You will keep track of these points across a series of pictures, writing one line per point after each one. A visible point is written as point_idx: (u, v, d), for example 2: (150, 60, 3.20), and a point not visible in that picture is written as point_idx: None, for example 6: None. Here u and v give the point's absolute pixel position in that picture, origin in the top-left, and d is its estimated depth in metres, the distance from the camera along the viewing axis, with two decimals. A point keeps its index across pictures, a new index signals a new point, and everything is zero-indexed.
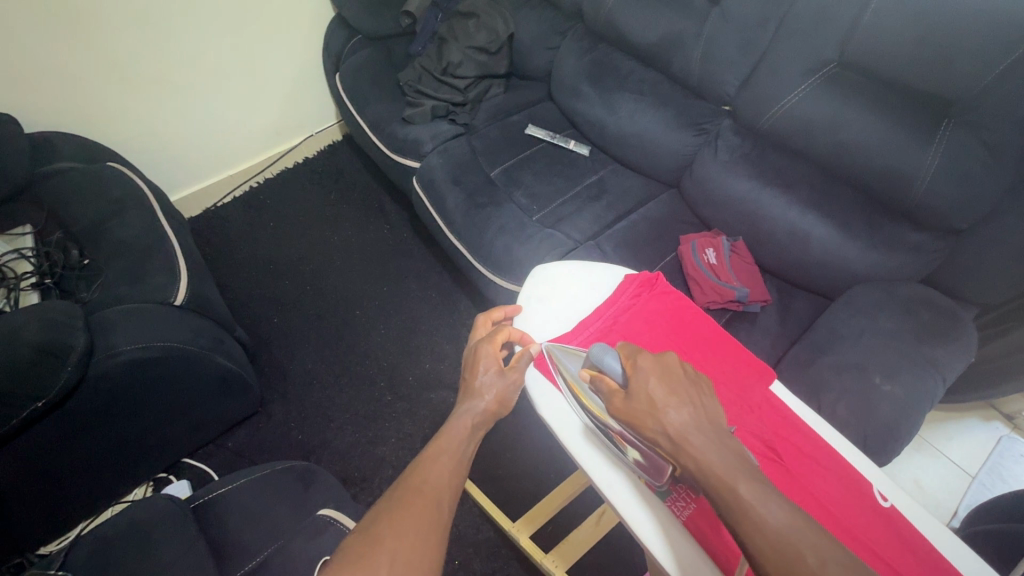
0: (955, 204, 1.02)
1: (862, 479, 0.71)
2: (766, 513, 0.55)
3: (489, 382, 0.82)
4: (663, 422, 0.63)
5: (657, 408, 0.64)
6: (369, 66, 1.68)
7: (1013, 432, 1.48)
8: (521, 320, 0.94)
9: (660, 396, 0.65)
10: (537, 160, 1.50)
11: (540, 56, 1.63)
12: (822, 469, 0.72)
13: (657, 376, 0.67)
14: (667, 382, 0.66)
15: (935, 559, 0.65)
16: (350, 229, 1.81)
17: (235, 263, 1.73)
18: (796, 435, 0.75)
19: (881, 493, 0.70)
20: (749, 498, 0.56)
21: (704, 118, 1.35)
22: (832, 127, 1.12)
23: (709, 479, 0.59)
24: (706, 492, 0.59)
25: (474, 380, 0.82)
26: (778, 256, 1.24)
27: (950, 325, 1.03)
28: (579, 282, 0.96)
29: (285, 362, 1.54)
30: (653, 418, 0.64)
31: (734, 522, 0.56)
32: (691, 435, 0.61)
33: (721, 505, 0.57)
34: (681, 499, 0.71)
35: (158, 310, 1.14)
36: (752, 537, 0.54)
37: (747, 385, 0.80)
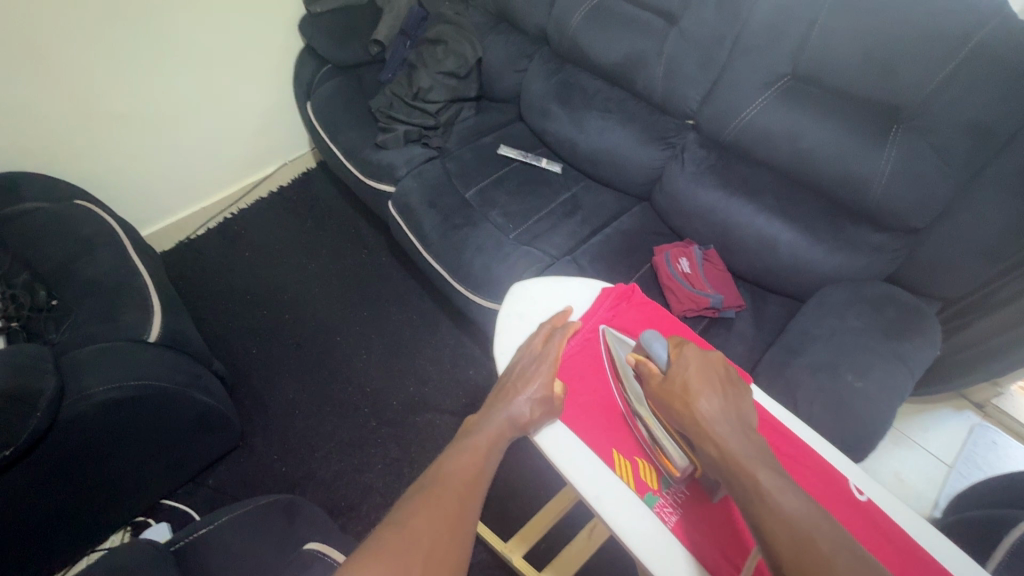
0: (911, 205, 1.07)
1: (838, 474, 0.73)
2: (780, 500, 0.57)
3: (532, 399, 0.77)
4: (694, 407, 0.68)
5: (690, 393, 0.69)
6: (340, 94, 1.69)
7: (983, 420, 1.53)
8: (499, 334, 0.94)
9: (696, 383, 0.70)
10: (510, 179, 1.53)
11: (509, 79, 1.67)
12: (799, 466, 0.74)
13: (696, 366, 0.73)
14: (705, 371, 0.72)
15: (912, 546, 0.67)
16: (327, 255, 1.81)
17: (211, 295, 1.70)
18: (775, 436, 0.77)
19: (856, 487, 0.72)
20: (764, 484, 0.59)
21: (670, 132, 1.39)
22: (792, 136, 1.17)
23: (729, 463, 0.63)
24: (727, 476, 0.63)
25: (518, 391, 0.79)
26: (749, 262, 1.28)
27: (915, 320, 1.07)
28: (558, 296, 0.97)
29: (265, 394, 1.51)
30: (684, 401, 0.69)
31: (748, 506, 0.59)
32: (717, 423, 0.66)
33: (738, 488, 0.61)
34: (669, 505, 0.72)
35: (130, 347, 1.11)
36: (763, 519, 0.57)
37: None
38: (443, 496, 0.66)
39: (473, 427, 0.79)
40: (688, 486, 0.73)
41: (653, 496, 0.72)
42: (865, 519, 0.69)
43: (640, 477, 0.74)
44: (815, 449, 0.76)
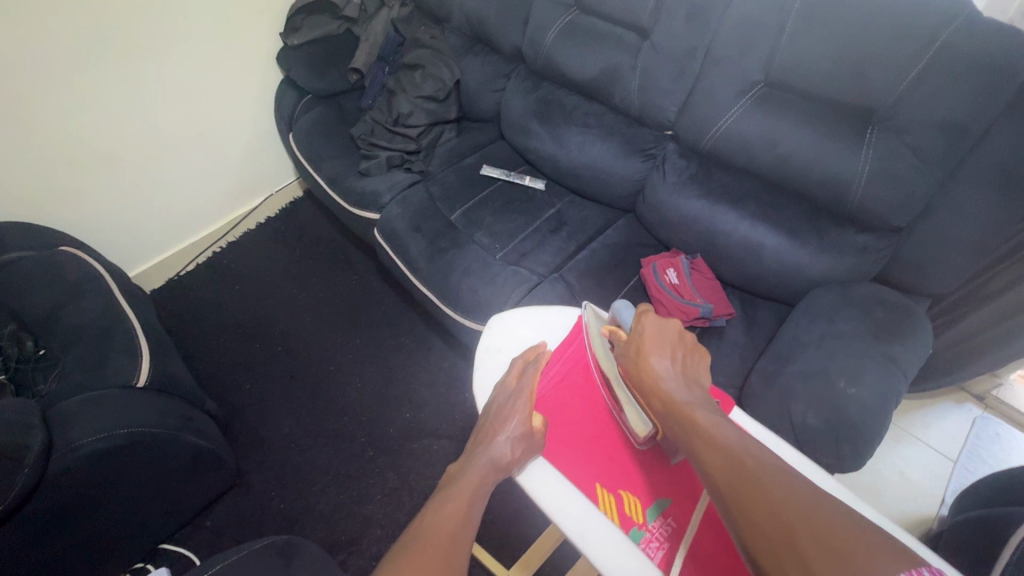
0: (891, 205, 1.07)
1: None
2: (718, 434, 0.61)
3: (511, 439, 0.77)
4: (648, 364, 0.73)
5: (644, 352, 0.74)
6: (321, 123, 1.70)
7: (985, 412, 1.52)
8: (478, 371, 0.93)
9: (651, 344, 0.75)
10: (494, 198, 1.53)
11: (487, 98, 1.68)
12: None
13: (653, 328, 0.77)
14: (661, 332, 0.76)
15: None
16: (317, 284, 1.80)
17: (203, 332, 1.70)
18: None
19: None
20: (704, 423, 0.63)
21: (650, 144, 1.39)
22: (769, 142, 1.17)
23: (674, 409, 0.67)
24: (673, 422, 0.67)
25: (498, 431, 0.78)
26: (736, 269, 1.28)
27: (904, 320, 1.06)
28: (536, 326, 0.97)
29: (260, 428, 1.50)
30: (640, 359, 0.74)
31: (690, 443, 0.63)
32: (664, 378, 0.71)
33: (681, 429, 0.65)
34: (655, 540, 0.71)
35: (116, 395, 1.09)
36: (702, 452, 0.61)
37: None
38: (425, 550, 0.65)
39: (456, 478, 0.78)
40: (671, 519, 0.73)
41: (639, 532, 0.71)
42: None
43: (625, 512, 0.74)
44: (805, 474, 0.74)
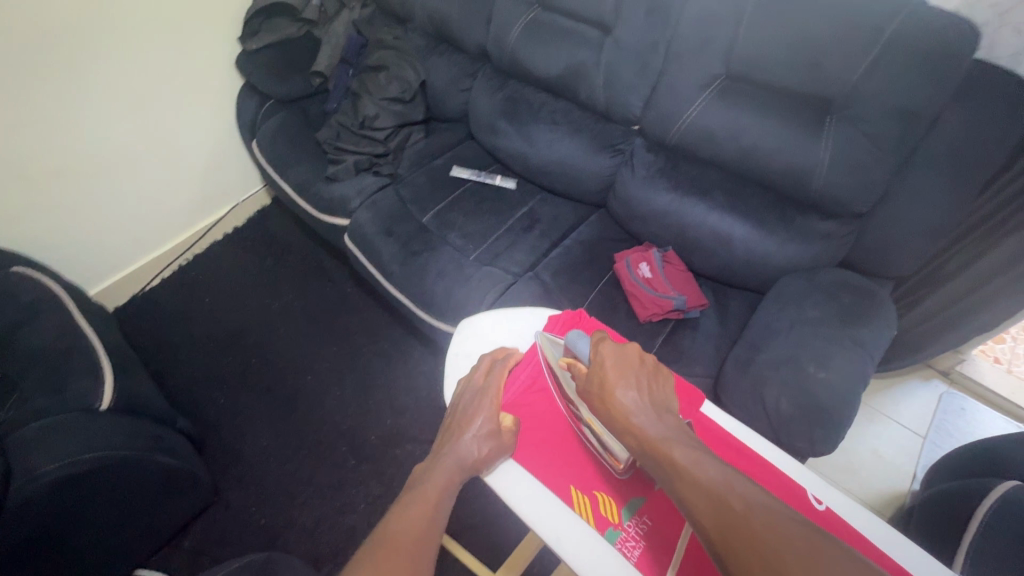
0: (852, 192, 1.09)
1: (796, 485, 0.73)
2: (698, 473, 0.59)
3: (479, 437, 0.77)
4: (614, 401, 0.70)
5: (608, 388, 0.71)
6: (285, 129, 1.66)
7: (950, 387, 1.57)
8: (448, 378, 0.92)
9: (614, 376, 0.72)
10: (466, 199, 1.52)
11: (455, 98, 1.66)
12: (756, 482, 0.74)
13: (612, 357, 0.75)
14: (619, 360, 0.74)
15: (870, 548, 0.68)
16: (288, 293, 1.77)
17: (171, 348, 1.65)
18: (730, 452, 0.77)
19: (815, 496, 0.72)
20: (683, 461, 0.61)
21: (618, 139, 1.39)
22: (732, 134, 1.19)
23: (649, 448, 0.65)
24: (650, 462, 0.65)
25: (466, 429, 0.79)
26: (708, 260, 1.29)
27: (869, 303, 1.09)
28: (505, 331, 0.96)
29: (236, 443, 1.46)
30: (605, 396, 0.71)
31: (671, 486, 0.61)
32: (633, 412, 0.68)
33: (661, 471, 0.63)
34: (631, 539, 0.71)
35: (76, 420, 1.04)
36: (688, 497, 0.58)
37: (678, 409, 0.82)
38: (392, 549, 0.63)
39: (419, 480, 0.76)
40: (646, 516, 0.73)
41: (614, 532, 0.72)
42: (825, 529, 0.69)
43: (599, 512, 0.74)
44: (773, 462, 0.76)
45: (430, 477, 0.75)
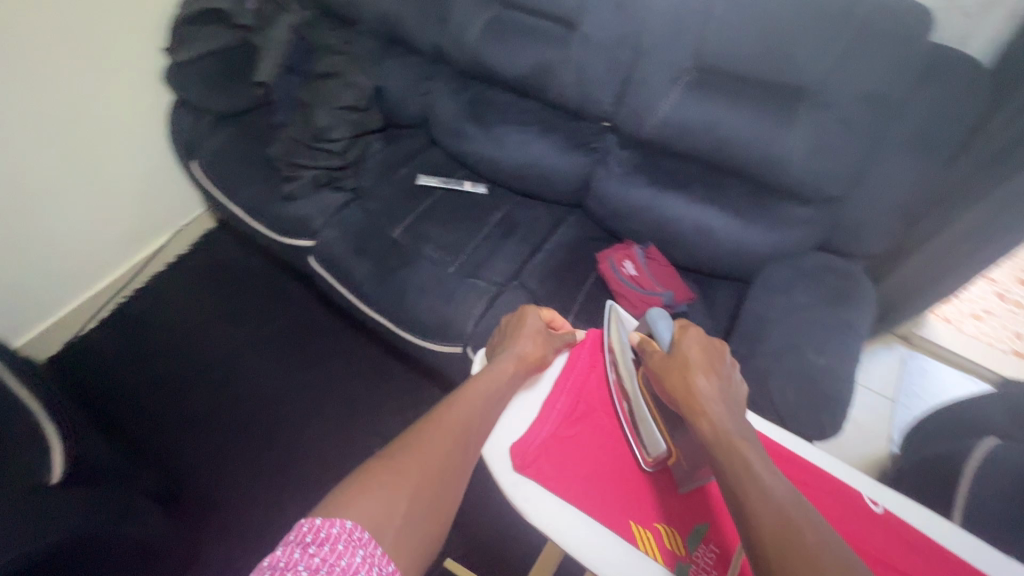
0: (828, 175, 1.12)
1: (852, 490, 0.73)
2: (768, 484, 0.61)
3: (535, 333, 0.89)
4: (691, 387, 0.72)
5: (693, 371, 0.73)
6: (230, 147, 1.53)
7: (911, 350, 1.66)
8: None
9: (699, 365, 0.74)
10: (438, 209, 1.45)
11: (414, 103, 1.58)
12: (813, 490, 0.73)
13: (699, 349, 0.76)
14: (703, 352, 0.76)
15: (933, 545, 0.68)
16: (250, 323, 1.63)
17: (121, 397, 1.48)
18: (783, 463, 0.75)
19: (871, 499, 0.72)
20: (751, 462, 0.63)
21: (591, 137, 1.37)
22: (708, 125, 1.18)
23: (722, 440, 0.66)
24: (715, 452, 0.66)
25: (522, 328, 0.90)
26: (689, 253, 1.30)
27: (851, 286, 1.13)
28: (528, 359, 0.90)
29: (211, 494, 1.34)
30: (684, 377, 0.73)
31: (734, 479, 0.62)
32: (709, 402, 0.70)
33: (726, 462, 0.64)
34: (702, 572, 0.69)
35: (34, 497, 0.92)
36: (753, 501, 0.59)
37: None
38: (436, 440, 0.69)
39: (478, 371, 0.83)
40: (713, 545, 0.71)
41: (686, 565, 0.68)
42: (887, 530, 0.70)
43: (665, 545, 0.70)
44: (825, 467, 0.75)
45: (483, 372, 0.82)
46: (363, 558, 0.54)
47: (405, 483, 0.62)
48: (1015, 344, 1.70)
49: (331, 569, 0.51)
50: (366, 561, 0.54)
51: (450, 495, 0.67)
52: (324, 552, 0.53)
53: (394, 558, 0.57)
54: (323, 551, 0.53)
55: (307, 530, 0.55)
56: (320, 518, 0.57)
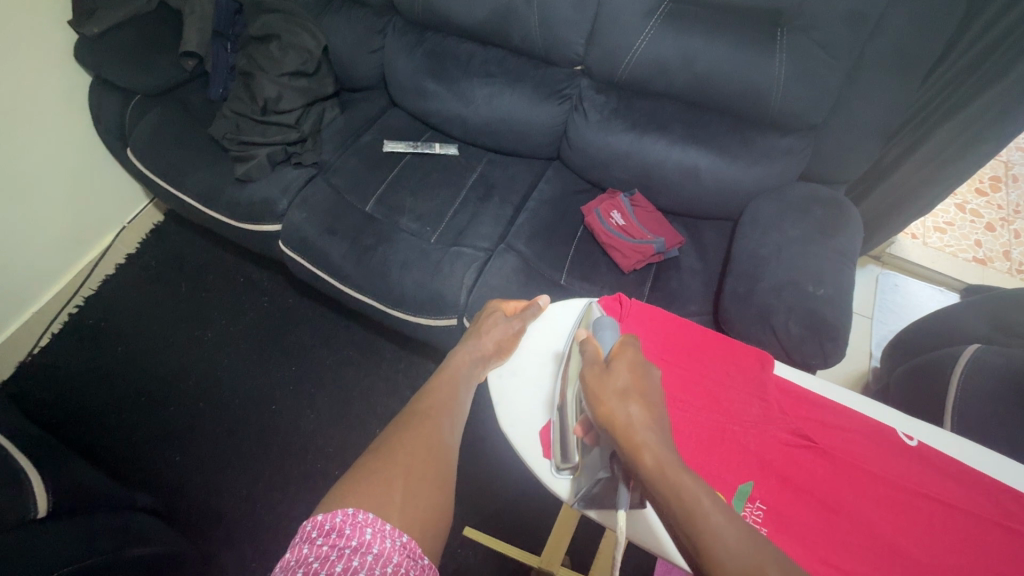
0: (808, 104, 1.09)
1: (885, 426, 0.72)
2: (719, 522, 0.49)
3: (493, 327, 0.86)
4: (619, 413, 0.61)
5: (624, 395, 0.62)
6: (167, 129, 1.38)
7: (884, 268, 1.72)
8: (498, 402, 0.80)
9: (630, 388, 0.64)
10: (409, 176, 1.36)
11: (365, 62, 1.45)
12: (850, 433, 0.71)
13: (630, 369, 0.66)
14: (640, 372, 0.66)
15: (973, 473, 0.67)
16: (221, 319, 1.53)
17: (95, 415, 1.39)
18: (816, 410, 0.73)
19: (904, 434, 0.71)
20: (697, 494, 0.52)
21: (562, 84, 1.29)
22: (686, 61, 1.13)
23: (658, 473, 0.55)
24: (655, 497, 0.54)
25: (483, 328, 0.87)
26: (675, 197, 1.27)
27: (838, 213, 1.13)
28: (551, 333, 0.86)
29: (214, 501, 1.28)
30: (615, 401, 0.62)
31: (681, 521, 0.51)
32: (638, 430, 0.59)
33: (670, 507, 0.52)
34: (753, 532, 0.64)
35: (29, 533, 0.85)
36: (708, 546, 0.48)
37: (751, 378, 0.76)
38: (426, 424, 0.68)
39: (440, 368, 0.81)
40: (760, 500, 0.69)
41: None
42: (926, 464, 0.68)
43: None
44: (853, 409, 0.74)
45: (441, 370, 0.80)
46: (374, 534, 0.53)
47: (399, 465, 0.61)
48: (976, 251, 1.78)
49: (342, 553, 0.51)
50: (379, 536, 0.53)
51: (450, 471, 0.66)
52: (332, 540, 0.52)
53: (409, 531, 0.56)
54: (331, 541, 0.52)
55: (312, 529, 0.54)
56: (321, 514, 0.55)
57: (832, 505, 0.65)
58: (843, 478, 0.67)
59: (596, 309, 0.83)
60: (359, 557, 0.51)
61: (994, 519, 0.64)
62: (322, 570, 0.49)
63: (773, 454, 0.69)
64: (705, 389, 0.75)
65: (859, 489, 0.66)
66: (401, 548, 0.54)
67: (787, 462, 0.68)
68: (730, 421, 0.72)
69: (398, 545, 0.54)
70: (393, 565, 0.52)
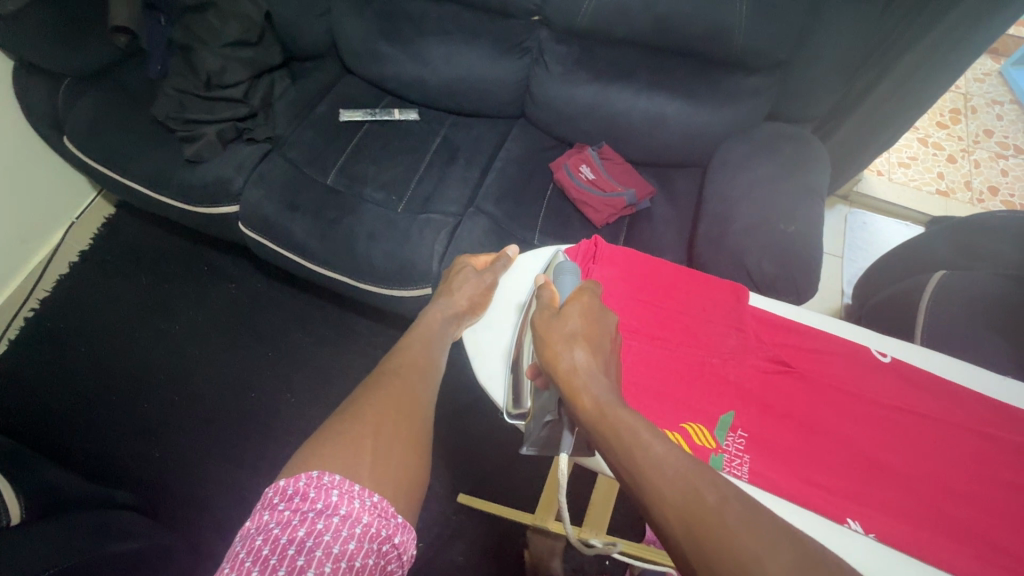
0: (773, 40, 1.07)
1: (860, 346, 0.72)
2: (658, 451, 0.53)
3: (464, 285, 0.84)
4: (564, 357, 0.63)
5: (571, 340, 0.64)
6: (106, 112, 1.29)
7: (852, 207, 1.74)
8: (474, 355, 0.76)
9: (579, 332, 0.65)
10: (370, 144, 1.31)
11: (313, 27, 1.36)
12: (826, 355, 0.71)
13: (582, 315, 0.67)
14: (592, 318, 0.67)
15: (946, 385, 0.68)
16: (187, 309, 1.48)
17: (63, 417, 1.34)
18: (794, 335, 0.73)
19: (878, 351, 0.72)
20: (637, 432, 0.55)
21: (521, 36, 1.24)
22: (647, 2, 1.09)
23: (598, 413, 0.57)
24: (596, 435, 0.57)
25: (453, 288, 0.85)
26: (644, 146, 1.25)
27: (805, 150, 1.13)
28: (525, 283, 0.83)
29: (199, 493, 1.26)
30: (563, 345, 0.64)
31: (619, 452, 0.54)
32: (580, 374, 0.61)
33: (612, 443, 0.55)
34: (736, 458, 0.65)
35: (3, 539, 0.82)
36: (646, 475, 0.52)
37: (728, 309, 0.76)
38: (396, 384, 0.67)
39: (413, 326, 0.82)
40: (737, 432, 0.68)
41: (718, 456, 0.64)
42: (900, 378, 0.69)
43: (694, 444, 0.66)
44: (830, 333, 0.74)
45: (414, 328, 0.81)
46: (341, 496, 0.52)
47: (368, 425, 0.60)
48: (939, 183, 1.82)
49: (306, 517, 0.50)
50: (346, 497, 0.52)
51: (423, 429, 0.65)
52: (295, 504, 0.51)
53: (379, 491, 0.55)
54: (293, 506, 0.51)
55: (273, 495, 0.52)
56: (283, 479, 0.53)
57: (811, 426, 0.66)
58: (820, 399, 0.68)
59: (562, 255, 0.81)
60: (325, 520, 0.50)
61: (966, 426, 0.65)
62: (283, 537, 0.48)
63: (751, 382, 0.69)
64: (683, 324, 0.75)
65: (836, 409, 0.67)
66: (371, 508, 0.53)
67: (765, 388, 0.69)
68: (709, 353, 0.72)
69: (368, 506, 0.53)
70: (362, 526, 0.51)
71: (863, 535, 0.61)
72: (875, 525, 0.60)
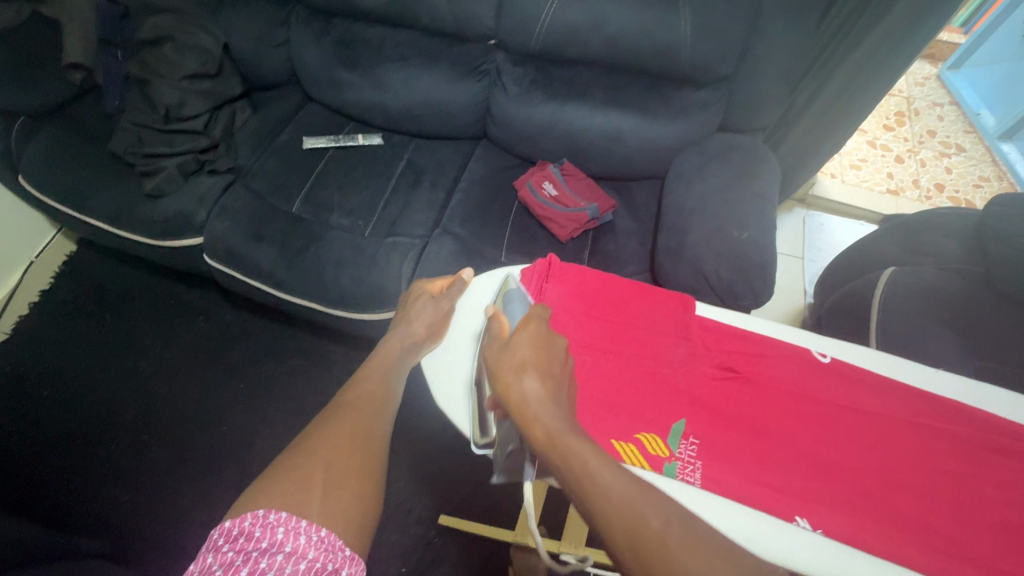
0: (717, 56, 1.12)
1: (803, 348, 0.75)
2: (606, 479, 0.54)
3: (422, 310, 0.86)
4: (514, 388, 0.64)
5: (520, 371, 0.65)
6: (62, 150, 1.28)
7: (809, 209, 1.81)
8: (433, 379, 0.77)
9: (528, 362, 0.66)
10: (334, 171, 1.31)
11: (272, 57, 1.38)
12: (771, 359, 0.74)
13: (531, 343, 0.69)
14: (540, 347, 0.69)
15: (884, 381, 0.72)
16: (154, 345, 1.45)
17: (25, 465, 1.29)
18: (740, 342, 0.75)
19: (820, 352, 0.75)
20: (584, 458, 0.56)
21: (478, 59, 1.27)
22: (596, 24, 1.13)
23: (548, 441, 0.59)
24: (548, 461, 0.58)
25: (412, 316, 0.85)
26: (603, 161, 1.29)
27: (755, 159, 1.18)
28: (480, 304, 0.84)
29: (171, 534, 1.22)
30: (513, 377, 0.65)
31: (570, 481, 0.55)
32: (531, 405, 0.62)
33: (563, 471, 0.56)
34: (689, 464, 0.67)
35: None
36: (594, 501, 0.53)
37: (677, 320, 0.78)
38: (351, 416, 0.68)
39: (374, 355, 0.83)
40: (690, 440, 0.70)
41: (672, 464, 0.67)
42: (841, 377, 0.72)
43: (649, 453, 0.68)
44: (775, 338, 0.77)
45: (374, 356, 0.82)
46: (287, 533, 0.52)
47: (319, 459, 0.61)
48: (889, 183, 1.90)
49: (249, 557, 0.50)
50: (292, 534, 0.52)
51: (378, 458, 0.66)
52: (240, 544, 0.51)
53: (327, 525, 0.55)
54: (238, 546, 0.51)
55: (218, 537, 0.53)
56: (230, 520, 0.54)
57: (759, 429, 0.69)
58: (767, 402, 0.71)
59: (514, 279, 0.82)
60: (268, 559, 0.50)
61: (902, 419, 0.69)
62: None
63: (701, 389, 0.72)
64: (634, 336, 0.77)
65: (782, 410, 0.70)
66: (318, 542, 0.53)
67: (715, 394, 0.71)
68: (660, 364, 0.74)
69: (315, 540, 0.53)
70: (307, 561, 0.51)
71: (811, 532, 0.63)
72: (822, 521, 0.63)
